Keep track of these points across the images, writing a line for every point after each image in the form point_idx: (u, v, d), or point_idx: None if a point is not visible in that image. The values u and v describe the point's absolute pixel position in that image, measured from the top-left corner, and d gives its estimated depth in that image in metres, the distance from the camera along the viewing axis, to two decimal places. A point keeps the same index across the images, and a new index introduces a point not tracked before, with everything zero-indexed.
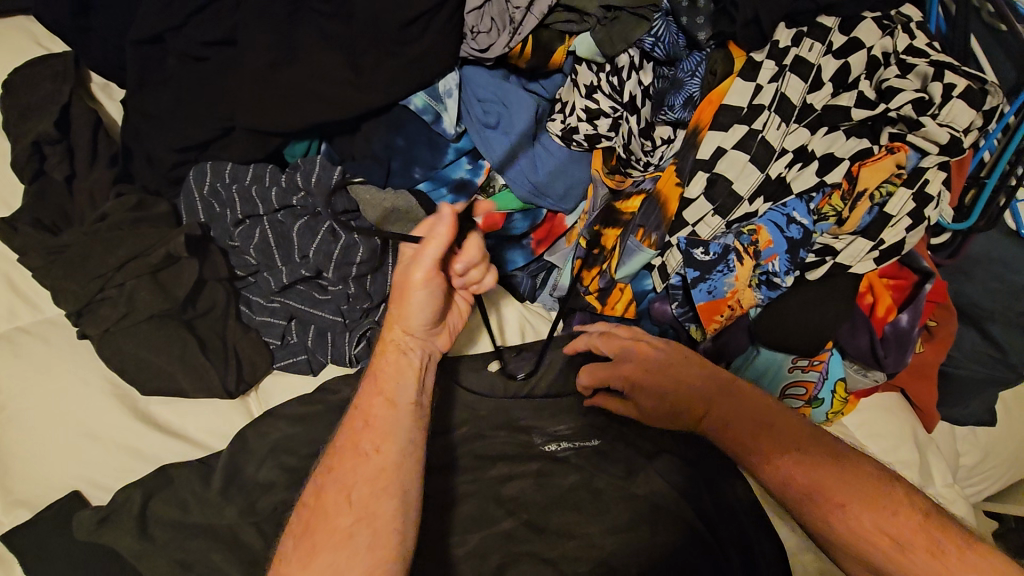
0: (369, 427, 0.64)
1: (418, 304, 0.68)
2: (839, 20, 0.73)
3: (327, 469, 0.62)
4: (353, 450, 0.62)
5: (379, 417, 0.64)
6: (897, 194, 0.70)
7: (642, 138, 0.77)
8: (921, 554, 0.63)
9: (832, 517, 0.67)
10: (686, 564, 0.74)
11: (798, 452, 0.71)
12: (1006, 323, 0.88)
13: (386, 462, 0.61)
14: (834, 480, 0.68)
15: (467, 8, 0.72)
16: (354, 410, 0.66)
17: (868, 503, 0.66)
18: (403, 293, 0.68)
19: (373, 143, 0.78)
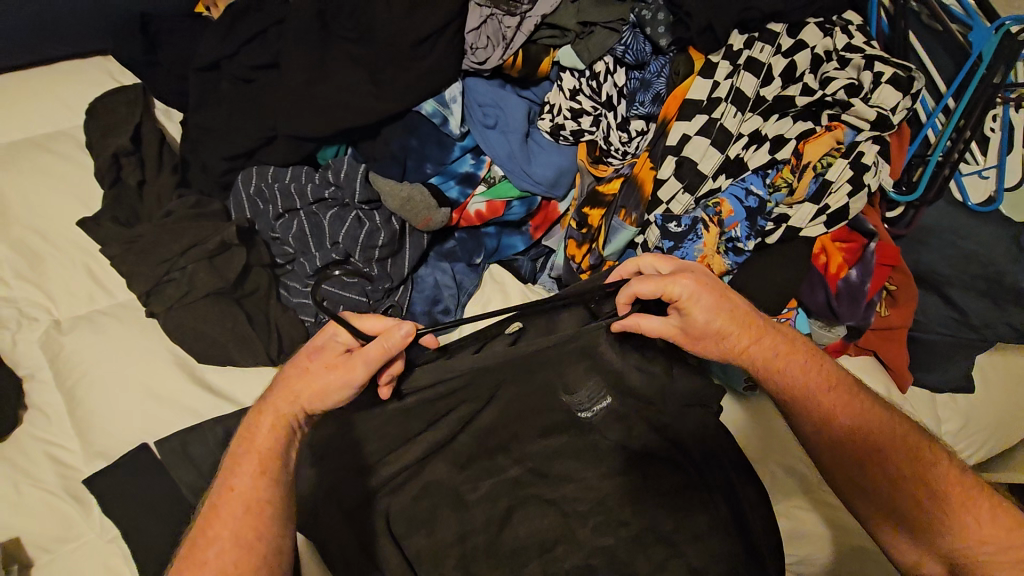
0: (249, 502, 0.66)
1: (320, 393, 0.72)
2: (786, 26, 0.86)
3: (205, 537, 0.65)
4: (230, 535, 0.64)
5: (253, 500, 0.66)
6: (836, 164, 0.81)
7: (619, 131, 0.89)
8: (955, 502, 0.71)
9: (883, 472, 0.75)
10: (672, 495, 0.87)
11: (852, 408, 0.78)
12: (963, 287, 0.97)
13: (264, 542, 0.65)
14: (870, 432, 0.76)
15: (467, 28, 0.87)
16: (228, 490, 0.68)
17: (906, 457, 0.74)
18: (328, 373, 0.72)
19: (391, 144, 0.91)
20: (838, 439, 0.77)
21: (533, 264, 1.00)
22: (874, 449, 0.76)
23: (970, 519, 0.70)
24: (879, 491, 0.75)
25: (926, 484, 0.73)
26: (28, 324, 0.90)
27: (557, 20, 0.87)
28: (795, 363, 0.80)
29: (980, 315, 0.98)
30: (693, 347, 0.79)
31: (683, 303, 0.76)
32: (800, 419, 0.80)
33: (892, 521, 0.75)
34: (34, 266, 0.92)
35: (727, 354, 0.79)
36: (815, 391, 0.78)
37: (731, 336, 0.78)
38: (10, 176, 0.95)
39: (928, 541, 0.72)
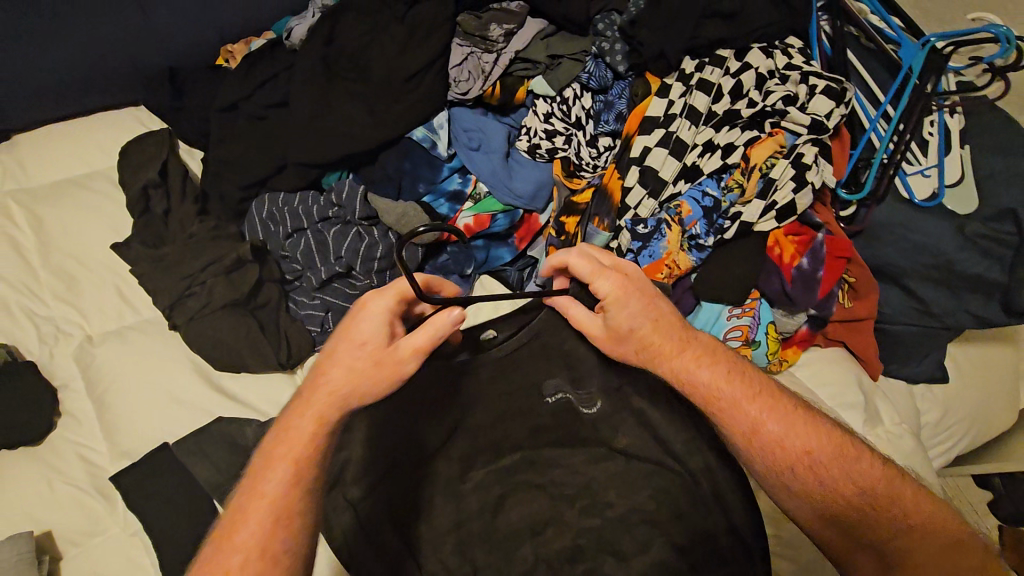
0: (272, 503, 0.67)
1: (369, 377, 0.71)
2: (733, 52, 0.99)
3: (221, 546, 0.66)
4: (256, 544, 0.65)
5: (277, 502, 0.67)
6: (779, 164, 0.90)
7: (589, 147, 1.00)
8: (880, 495, 0.77)
9: (819, 475, 0.78)
10: (656, 481, 0.91)
11: (779, 420, 0.81)
12: (920, 278, 1.05)
13: (287, 546, 0.66)
14: (799, 434, 0.80)
15: (451, 65, 0.99)
16: (256, 496, 0.68)
17: (835, 456, 0.79)
18: (376, 367, 0.71)
19: (387, 167, 1.02)
20: (773, 450, 0.79)
21: (520, 273, 1.10)
22: (802, 455, 0.79)
23: (896, 510, 0.76)
24: (807, 493, 0.78)
25: (855, 483, 0.78)
26: (63, 339, 0.99)
27: (529, 54, 1.00)
28: (718, 373, 0.83)
29: (939, 304, 1.04)
30: (616, 349, 0.83)
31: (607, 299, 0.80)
32: (730, 422, 0.81)
33: (836, 527, 0.77)
34: (69, 287, 1.03)
35: (649, 358, 0.83)
36: (741, 396, 0.81)
37: (654, 340, 0.82)
38: (51, 209, 1.07)
39: (858, 536, 0.77)
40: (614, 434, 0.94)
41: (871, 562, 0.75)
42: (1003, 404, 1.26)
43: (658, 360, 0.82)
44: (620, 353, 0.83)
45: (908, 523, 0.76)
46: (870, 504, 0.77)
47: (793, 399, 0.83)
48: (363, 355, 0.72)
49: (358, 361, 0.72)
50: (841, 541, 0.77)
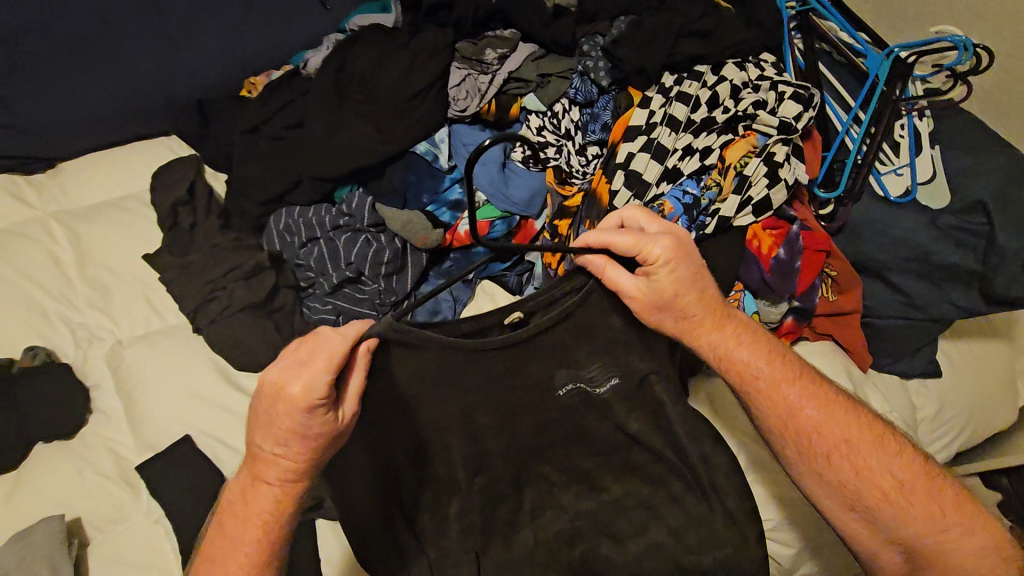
0: (250, 547, 0.69)
1: (314, 448, 0.67)
2: (710, 67, 1.09)
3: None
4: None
5: (255, 546, 0.70)
6: (752, 162, 0.97)
7: (578, 156, 1.08)
8: (913, 490, 0.83)
9: (853, 461, 0.84)
10: (653, 469, 0.93)
11: (818, 405, 0.86)
12: (901, 271, 1.09)
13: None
14: (833, 420, 0.86)
15: (450, 85, 1.09)
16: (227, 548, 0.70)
17: (871, 444, 0.85)
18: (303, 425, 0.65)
19: (393, 179, 1.10)
20: (810, 433, 0.85)
21: (518, 277, 1.19)
22: (839, 441, 0.85)
23: (932, 506, 0.82)
24: (835, 475, 0.84)
25: (889, 473, 0.83)
26: (97, 343, 1.08)
27: (521, 75, 1.10)
28: (758, 353, 0.88)
29: (921, 295, 1.08)
30: (654, 316, 0.81)
31: (656, 262, 0.79)
32: (767, 403, 0.87)
33: (859, 515, 0.84)
34: (104, 296, 1.12)
35: (687, 329, 0.85)
36: (779, 380, 0.87)
37: (695, 312, 0.84)
38: (89, 227, 1.17)
39: (873, 518, 0.84)
40: (622, 417, 0.89)
41: (889, 551, 0.84)
42: (998, 396, 1.27)
43: (701, 338, 0.86)
44: (657, 320, 0.82)
45: (928, 512, 0.82)
46: (894, 490, 0.83)
47: (827, 384, 0.90)
48: (301, 432, 0.66)
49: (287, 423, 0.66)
50: (859, 528, 0.85)
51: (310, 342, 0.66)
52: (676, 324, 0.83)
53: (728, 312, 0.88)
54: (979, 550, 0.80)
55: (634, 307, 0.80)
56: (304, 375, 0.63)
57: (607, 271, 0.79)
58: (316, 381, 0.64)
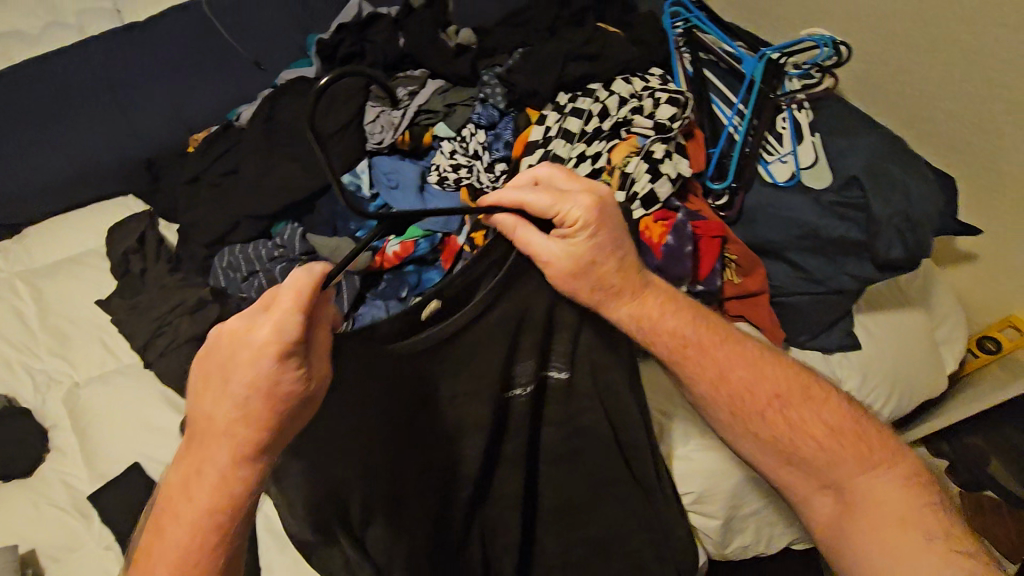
0: (199, 526, 0.61)
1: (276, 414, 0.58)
2: (600, 84, 1.21)
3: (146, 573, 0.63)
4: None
5: (206, 528, 0.61)
6: (633, 161, 1.08)
7: (487, 173, 1.18)
8: (846, 433, 0.88)
9: (785, 414, 0.89)
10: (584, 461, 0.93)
11: (747, 363, 0.91)
12: (797, 249, 1.17)
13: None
14: (763, 378, 0.90)
15: (366, 122, 1.21)
16: (173, 524, 0.61)
17: (801, 396, 0.90)
18: (261, 382, 0.57)
19: (325, 212, 1.22)
20: (741, 393, 0.90)
21: None
22: (771, 399, 0.89)
23: (864, 448, 0.87)
24: (770, 431, 0.89)
25: (820, 421, 0.89)
26: (55, 387, 1.16)
27: (429, 107, 1.22)
28: (683, 319, 0.90)
29: (817, 270, 1.16)
30: (570, 285, 0.81)
31: (574, 224, 0.78)
32: (697, 369, 0.90)
33: (795, 467, 0.89)
34: (62, 343, 1.20)
35: (608, 298, 0.84)
36: (706, 345, 0.90)
37: (614, 280, 0.84)
38: (48, 281, 1.27)
39: (809, 469, 0.88)
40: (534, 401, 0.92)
41: (827, 499, 0.88)
42: (920, 362, 1.32)
43: (622, 306, 0.85)
44: (572, 289, 0.82)
45: (858, 451, 0.87)
46: (826, 435, 0.88)
47: (755, 343, 0.94)
48: (262, 395, 0.58)
49: (239, 382, 0.58)
50: (797, 480, 0.89)
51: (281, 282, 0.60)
52: (594, 292, 0.83)
53: (649, 279, 0.90)
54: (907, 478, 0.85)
55: (549, 274, 0.79)
56: (273, 320, 0.56)
57: (518, 235, 0.78)
58: (282, 320, 0.56)
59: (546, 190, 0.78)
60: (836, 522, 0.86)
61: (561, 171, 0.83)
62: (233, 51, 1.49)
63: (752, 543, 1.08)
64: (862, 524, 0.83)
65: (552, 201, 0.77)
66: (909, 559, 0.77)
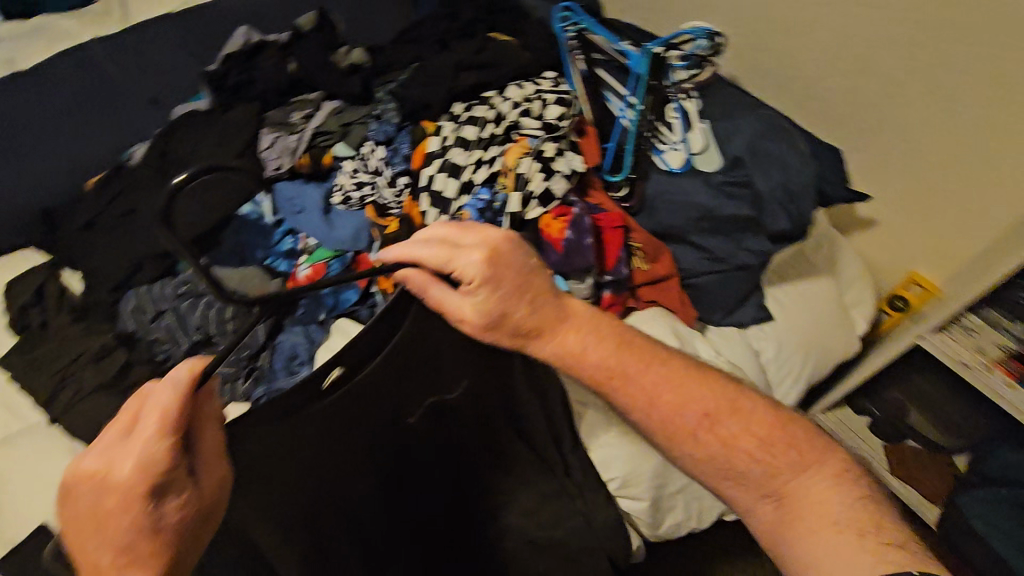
0: None
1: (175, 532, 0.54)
2: (494, 91, 1.23)
3: None
4: None
5: None
6: (526, 162, 1.10)
7: (390, 188, 1.19)
8: (780, 441, 0.79)
9: (713, 427, 0.81)
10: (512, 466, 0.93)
11: (673, 380, 0.85)
12: (697, 231, 1.21)
13: None
14: (689, 393, 0.84)
15: (262, 149, 1.20)
16: None
17: (728, 405, 0.83)
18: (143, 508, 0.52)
19: (229, 242, 1.18)
20: (670, 411, 0.83)
21: (370, 309, 1.26)
22: (699, 415, 0.82)
23: (796, 452, 0.79)
24: (702, 450, 0.81)
25: (749, 430, 0.81)
26: None
27: (325, 128, 1.22)
28: (607, 348, 0.86)
29: (719, 248, 1.20)
30: (489, 337, 0.79)
31: (474, 278, 0.76)
32: (625, 396, 0.84)
33: (735, 482, 0.80)
34: None
35: (531, 341, 0.83)
36: (633, 371, 0.85)
37: (530, 322, 0.82)
38: None
39: (746, 481, 0.79)
40: None
41: (770, 512, 0.77)
42: (831, 328, 1.38)
43: (546, 347, 0.84)
44: (491, 340, 0.79)
45: (790, 458, 0.78)
46: (757, 448, 0.79)
47: (680, 359, 0.88)
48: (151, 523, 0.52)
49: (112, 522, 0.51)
50: (738, 495, 0.80)
51: (139, 403, 0.55)
52: (516, 340, 0.81)
53: (569, 312, 0.87)
54: (844, 481, 0.76)
55: (465, 330, 0.76)
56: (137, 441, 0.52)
57: (427, 291, 0.75)
58: (149, 451, 0.52)
59: (438, 242, 0.77)
60: (781, 535, 0.75)
61: (453, 220, 0.81)
62: (126, 90, 1.45)
63: (683, 517, 1.11)
64: (805, 534, 0.73)
65: (444, 256, 0.75)
66: (845, 567, 0.67)
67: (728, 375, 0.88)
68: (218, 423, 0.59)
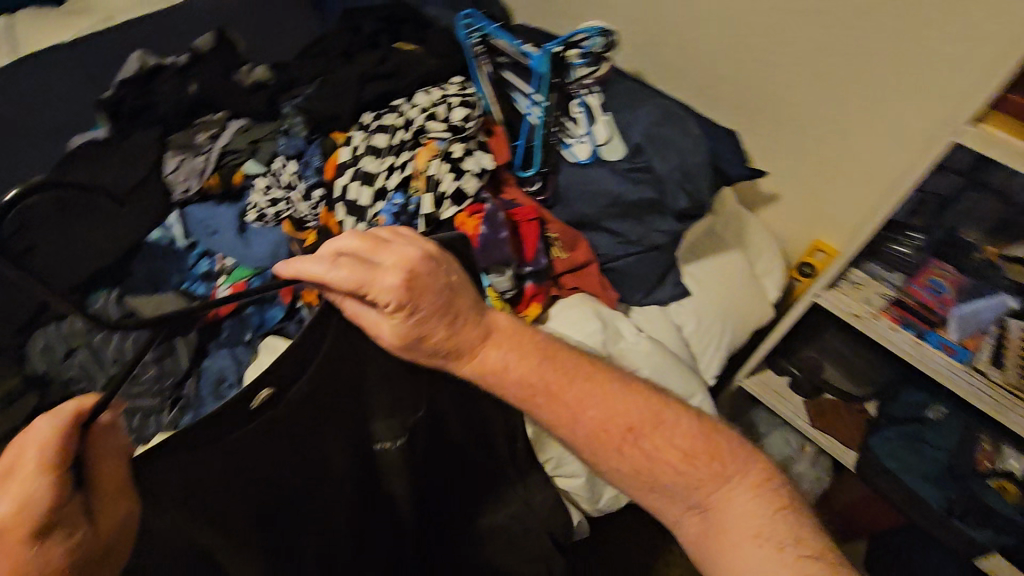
0: None
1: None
2: (403, 98, 1.25)
3: None
4: None
5: None
6: (436, 164, 1.13)
7: (305, 201, 1.19)
8: (701, 452, 0.81)
9: (638, 441, 0.82)
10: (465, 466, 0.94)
11: (597, 395, 0.85)
12: (609, 217, 1.28)
13: None
14: (613, 407, 0.85)
15: (167, 171, 1.19)
16: None
17: (651, 419, 0.84)
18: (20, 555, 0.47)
19: (140, 271, 1.15)
20: (595, 425, 0.84)
21: (298, 324, 1.24)
22: (624, 430, 0.83)
23: (717, 464, 0.80)
24: (627, 462, 0.82)
25: (672, 443, 0.82)
26: None
27: (232, 146, 1.22)
28: (529, 365, 0.86)
29: (631, 231, 1.27)
30: (409, 355, 0.77)
31: (389, 301, 0.71)
32: (549, 414, 0.85)
33: (660, 494, 0.82)
34: None
35: (448, 360, 0.82)
36: (557, 387, 0.85)
37: (452, 344, 0.81)
38: None
39: (671, 493, 0.81)
40: None
41: (695, 521, 0.80)
42: (745, 299, 1.47)
43: (465, 366, 0.83)
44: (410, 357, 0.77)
45: (714, 469, 0.80)
46: (681, 459, 0.81)
47: (602, 371, 0.88)
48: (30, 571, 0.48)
49: None
50: (663, 506, 0.82)
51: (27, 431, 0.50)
52: (433, 359, 0.80)
53: (490, 330, 0.86)
54: (765, 491, 0.78)
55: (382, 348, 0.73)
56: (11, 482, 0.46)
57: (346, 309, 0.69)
58: (29, 493, 0.47)
59: (350, 264, 0.68)
60: (705, 544, 0.77)
61: (363, 240, 0.73)
62: (11, 121, 1.35)
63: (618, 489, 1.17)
64: (728, 544, 0.75)
65: (358, 280, 0.68)
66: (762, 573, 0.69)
67: (651, 385, 0.89)
68: (126, 456, 0.54)
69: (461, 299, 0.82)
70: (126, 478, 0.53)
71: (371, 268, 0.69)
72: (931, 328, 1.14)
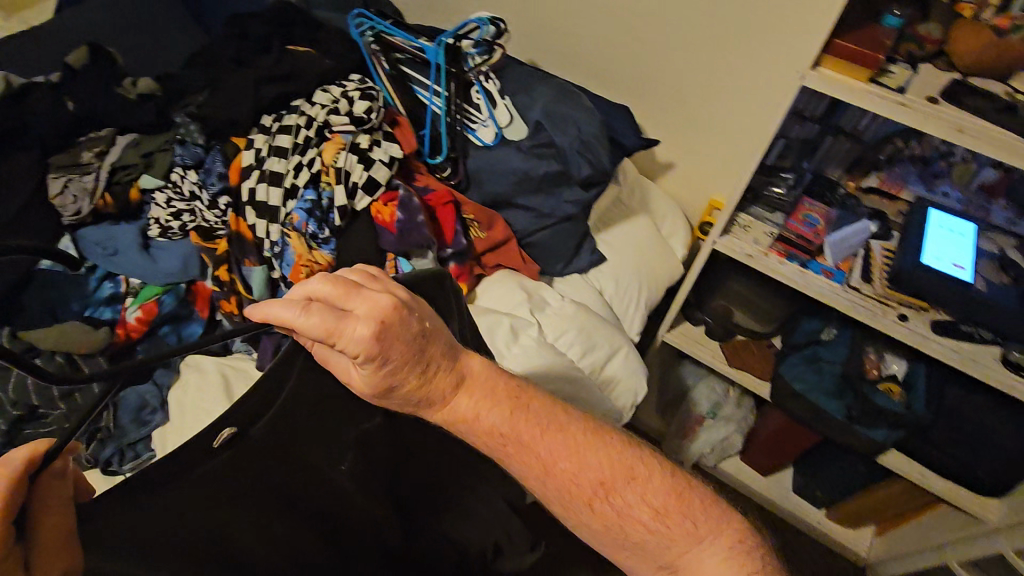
0: None
1: None
2: (301, 98, 1.26)
3: None
4: None
5: None
6: (343, 156, 1.15)
7: (212, 210, 1.17)
8: (674, 510, 0.75)
9: (609, 498, 0.76)
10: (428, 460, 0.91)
11: (571, 446, 0.78)
12: (521, 193, 1.33)
13: None
14: (587, 459, 0.77)
15: (52, 195, 1.11)
16: None
17: (625, 473, 0.77)
18: None
19: (32, 305, 1.05)
20: (564, 478, 0.76)
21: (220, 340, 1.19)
22: (596, 486, 0.76)
23: (689, 523, 0.74)
24: (598, 519, 0.76)
25: (644, 501, 0.75)
26: None
27: (124, 161, 1.17)
28: (503, 415, 0.78)
29: (543, 204, 1.33)
30: (378, 399, 0.72)
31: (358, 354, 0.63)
32: (518, 466, 0.78)
33: (631, 553, 0.76)
34: None
35: (419, 408, 0.76)
36: (529, 438, 0.77)
37: (422, 394, 0.74)
38: None
39: (640, 554, 0.75)
40: None
41: None
42: (656, 259, 1.58)
43: (436, 414, 0.77)
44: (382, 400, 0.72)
45: (683, 528, 0.74)
46: (652, 519, 0.75)
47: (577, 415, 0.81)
48: None
49: None
50: (631, 563, 0.76)
51: None
52: (403, 408, 0.75)
53: (465, 375, 0.79)
54: (739, 557, 0.72)
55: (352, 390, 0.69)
56: None
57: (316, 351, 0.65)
58: None
59: (321, 309, 0.62)
60: None
61: (335, 281, 0.66)
62: None
63: None
64: None
65: (328, 329, 0.61)
66: None
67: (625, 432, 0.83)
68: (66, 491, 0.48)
69: (434, 345, 0.74)
70: (70, 524, 0.46)
71: (343, 318, 0.62)
72: (812, 258, 1.28)
